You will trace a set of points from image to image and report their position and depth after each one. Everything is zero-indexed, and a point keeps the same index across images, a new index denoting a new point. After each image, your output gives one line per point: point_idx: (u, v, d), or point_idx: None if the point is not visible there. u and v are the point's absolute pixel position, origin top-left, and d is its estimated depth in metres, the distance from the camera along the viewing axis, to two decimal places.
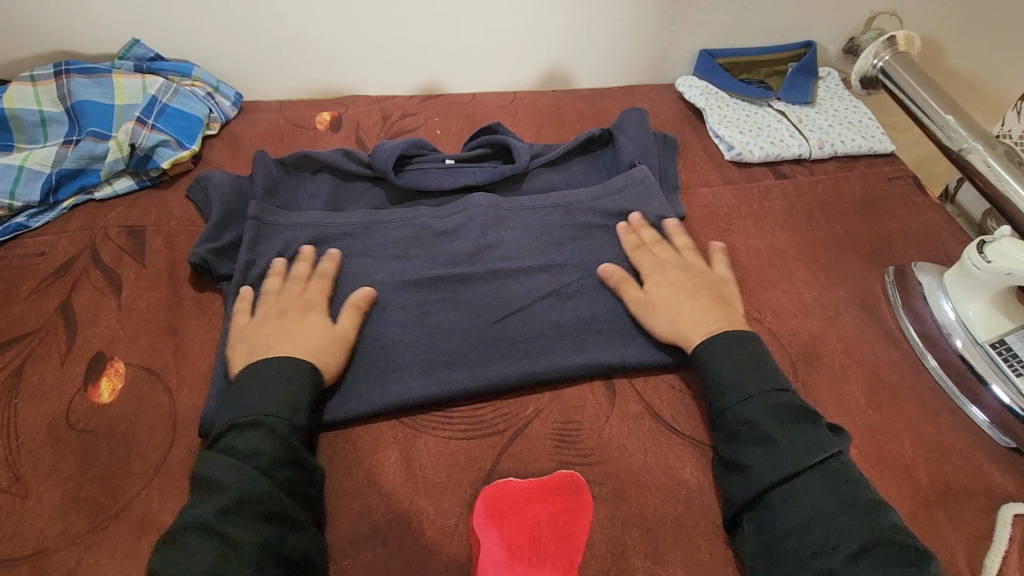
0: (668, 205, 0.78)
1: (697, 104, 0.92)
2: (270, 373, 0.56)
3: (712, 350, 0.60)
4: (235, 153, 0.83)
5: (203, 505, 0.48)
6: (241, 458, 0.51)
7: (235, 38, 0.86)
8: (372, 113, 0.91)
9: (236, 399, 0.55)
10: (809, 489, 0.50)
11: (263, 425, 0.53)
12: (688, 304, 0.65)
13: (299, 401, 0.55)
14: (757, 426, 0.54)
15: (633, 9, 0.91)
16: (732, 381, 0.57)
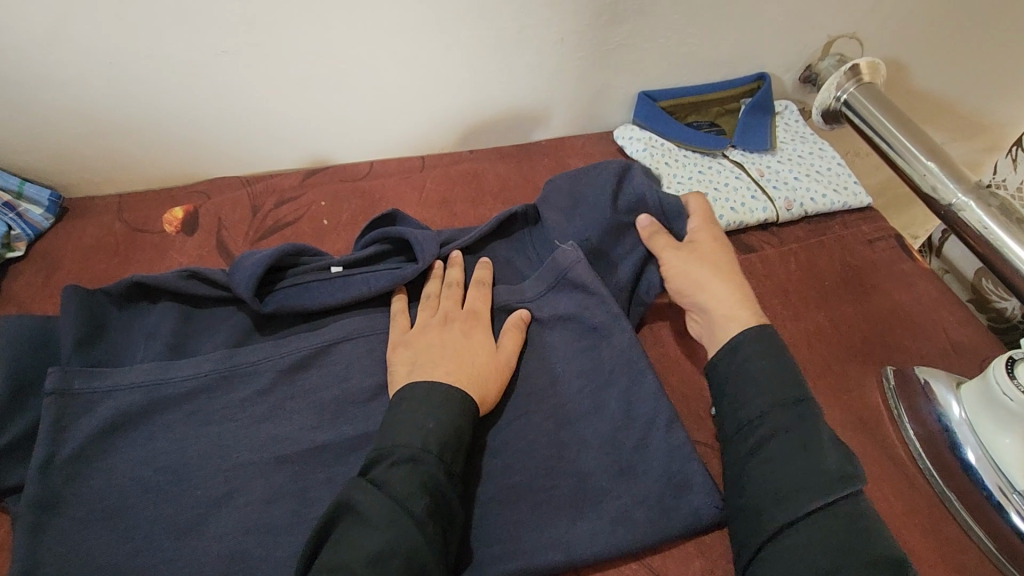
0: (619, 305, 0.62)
1: (640, 161, 0.78)
2: (454, 404, 0.50)
3: (739, 354, 0.53)
4: (48, 282, 0.64)
5: (351, 551, 0.41)
6: (402, 502, 0.44)
7: (37, 126, 0.64)
8: (239, 202, 0.72)
9: (406, 423, 0.48)
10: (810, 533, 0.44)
11: (431, 464, 0.46)
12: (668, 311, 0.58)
13: (462, 439, 0.49)
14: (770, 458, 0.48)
15: (556, 54, 0.74)
16: (755, 396, 0.51)
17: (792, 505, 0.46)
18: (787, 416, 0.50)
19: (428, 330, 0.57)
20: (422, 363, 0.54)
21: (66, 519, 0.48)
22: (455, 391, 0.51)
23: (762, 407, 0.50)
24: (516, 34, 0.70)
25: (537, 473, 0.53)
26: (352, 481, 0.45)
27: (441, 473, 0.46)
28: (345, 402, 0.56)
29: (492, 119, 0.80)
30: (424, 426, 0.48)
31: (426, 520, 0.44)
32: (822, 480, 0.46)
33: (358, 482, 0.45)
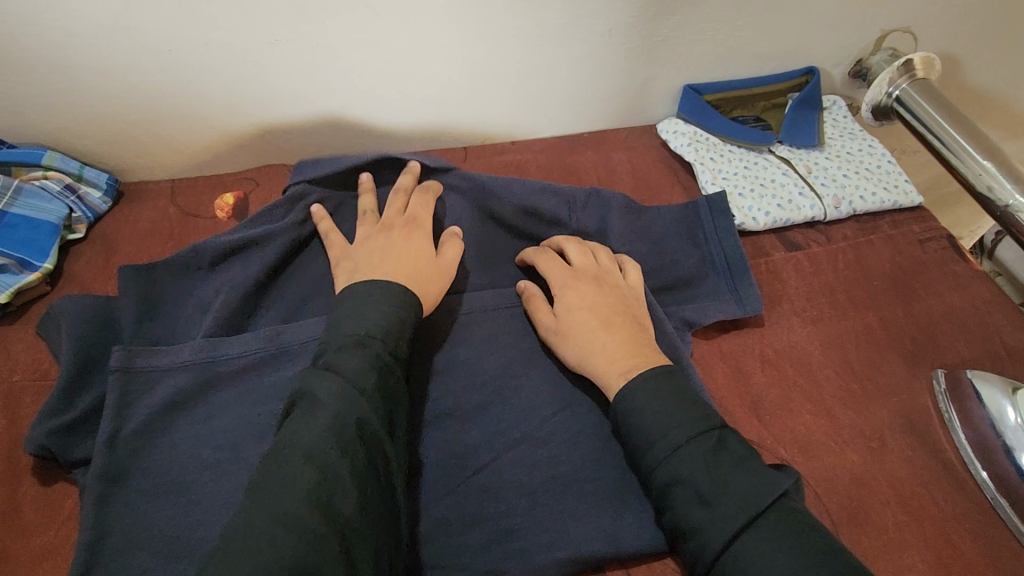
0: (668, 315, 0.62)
1: (684, 155, 0.77)
2: (395, 301, 0.52)
3: (648, 391, 0.50)
4: (108, 263, 0.66)
5: (305, 426, 0.42)
6: (350, 380, 0.45)
7: (98, 113, 0.66)
8: (287, 189, 0.74)
9: (349, 321, 0.50)
10: (761, 544, 0.42)
11: (378, 348, 0.48)
12: (602, 334, 0.56)
13: (405, 329, 0.51)
14: (687, 482, 0.45)
15: (603, 45, 0.74)
16: (657, 430, 0.48)
17: (721, 529, 0.43)
18: (699, 446, 0.46)
19: (371, 238, 0.61)
20: (361, 271, 0.57)
21: (131, 494, 0.50)
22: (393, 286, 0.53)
23: (682, 436, 0.47)
24: (564, 25, 0.70)
25: (581, 463, 0.53)
26: (300, 375, 0.45)
27: (385, 352, 0.48)
28: None
29: (535, 111, 0.80)
30: (370, 319, 0.49)
31: (375, 396, 0.45)
32: (747, 500, 0.44)
33: (305, 375, 0.45)
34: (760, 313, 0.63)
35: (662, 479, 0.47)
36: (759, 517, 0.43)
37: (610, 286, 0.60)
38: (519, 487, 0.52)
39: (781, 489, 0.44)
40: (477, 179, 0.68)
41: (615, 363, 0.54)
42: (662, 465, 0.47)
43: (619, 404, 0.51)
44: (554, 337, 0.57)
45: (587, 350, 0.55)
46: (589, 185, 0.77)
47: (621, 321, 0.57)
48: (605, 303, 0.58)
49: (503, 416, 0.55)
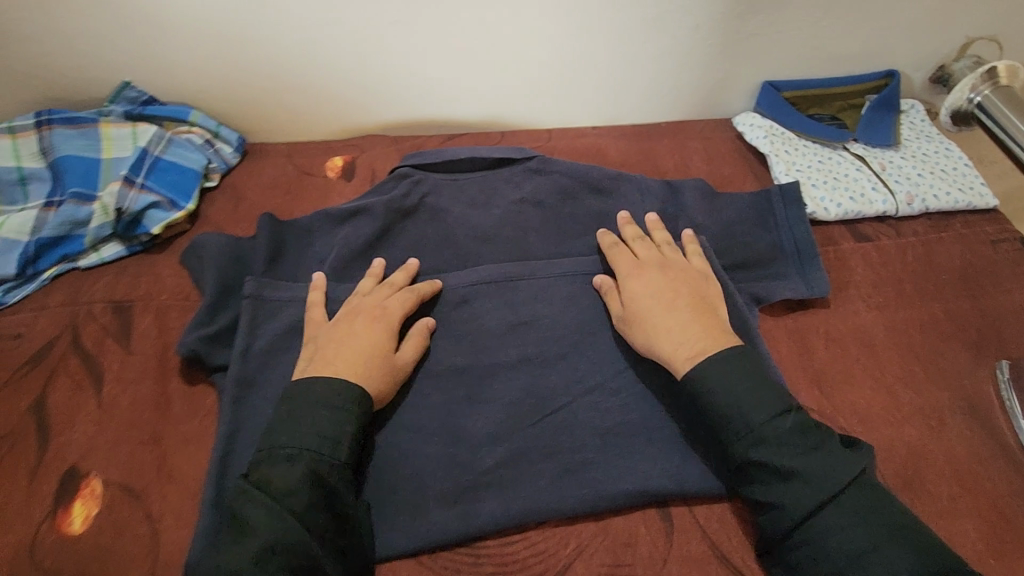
0: (738, 290, 0.66)
1: (760, 147, 0.81)
2: (337, 401, 0.52)
3: (724, 372, 0.52)
4: (237, 210, 0.75)
5: (235, 555, 0.45)
6: (280, 499, 0.47)
7: (235, 79, 0.76)
8: (390, 157, 0.81)
9: (288, 425, 0.51)
10: (842, 512, 0.47)
11: (314, 460, 0.49)
12: (664, 319, 0.57)
13: (345, 431, 0.51)
14: (771, 456, 0.49)
15: (691, 39, 0.78)
16: (739, 410, 0.51)
17: (806, 499, 0.48)
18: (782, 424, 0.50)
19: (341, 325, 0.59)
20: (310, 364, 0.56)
21: (258, 400, 0.58)
22: (345, 387, 0.53)
23: (764, 416, 0.50)
24: (656, 18, 0.75)
25: (651, 412, 0.58)
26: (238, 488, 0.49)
27: (325, 463, 0.49)
28: (483, 332, 0.63)
29: (619, 99, 0.85)
30: (310, 428, 0.50)
31: (308, 511, 0.47)
32: (828, 473, 0.48)
33: (241, 487, 0.48)
34: (826, 294, 0.67)
35: (744, 454, 0.50)
36: (840, 491, 0.48)
37: (674, 273, 0.62)
38: (593, 427, 0.58)
39: (860, 466, 0.49)
40: (560, 165, 0.76)
41: (681, 345, 0.55)
42: (744, 443, 0.50)
43: (689, 382, 0.53)
44: (622, 322, 0.60)
45: (651, 334, 0.57)
46: (667, 170, 0.81)
47: (689, 304, 0.58)
48: (670, 289, 0.60)
49: (580, 365, 0.61)
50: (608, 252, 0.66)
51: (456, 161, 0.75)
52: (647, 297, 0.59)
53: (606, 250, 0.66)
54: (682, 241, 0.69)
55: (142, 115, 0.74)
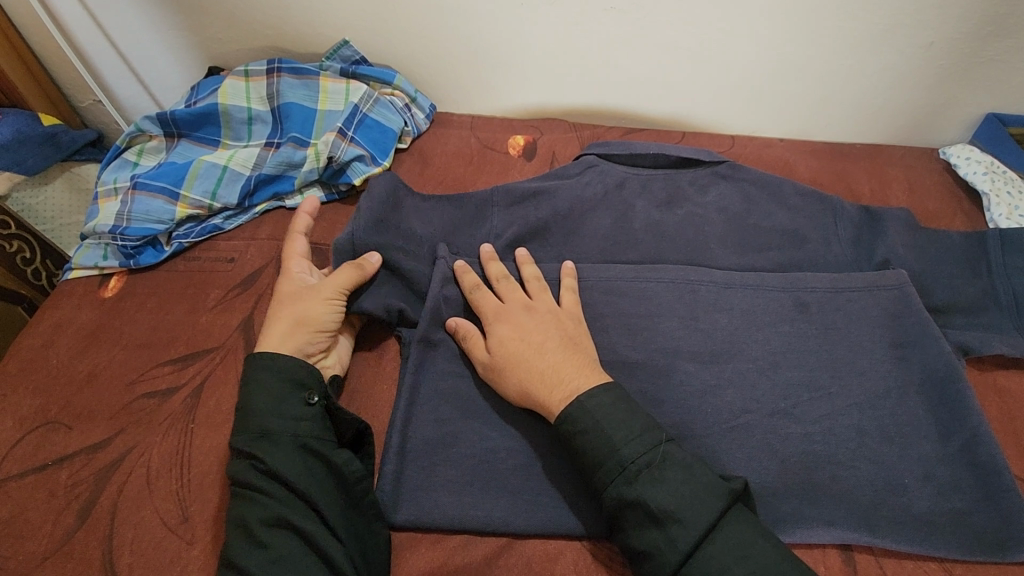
0: (945, 336, 0.61)
1: (976, 183, 0.74)
2: (249, 378, 0.53)
3: (586, 405, 0.50)
4: (424, 173, 0.78)
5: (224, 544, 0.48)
6: (245, 486, 0.48)
7: (440, 47, 0.78)
8: (570, 142, 0.81)
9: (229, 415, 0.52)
10: (725, 558, 0.43)
11: (252, 442, 0.49)
12: (545, 361, 0.54)
13: (256, 401, 0.51)
14: (640, 498, 0.46)
15: (919, 58, 0.72)
16: (618, 443, 0.48)
17: (676, 525, 0.45)
18: (646, 450, 0.48)
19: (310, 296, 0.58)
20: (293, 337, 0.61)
21: (441, 358, 0.59)
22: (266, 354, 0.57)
23: (635, 450, 0.48)
24: (885, 33, 0.70)
25: (838, 448, 0.55)
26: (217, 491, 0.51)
27: (264, 445, 0.49)
28: (664, 331, 0.61)
29: (814, 113, 0.80)
30: (246, 410, 0.51)
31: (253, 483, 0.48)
32: (696, 493, 0.46)
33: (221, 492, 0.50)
34: None
35: (618, 496, 0.47)
36: (715, 529, 0.45)
37: (545, 311, 0.59)
38: (772, 450, 0.55)
39: (725, 499, 0.46)
40: (749, 174, 0.73)
41: (558, 388, 0.53)
42: (617, 482, 0.47)
43: (564, 425, 0.51)
44: (502, 360, 0.55)
45: (527, 379, 0.54)
46: (862, 194, 0.76)
47: (558, 341, 0.56)
48: (541, 329, 0.57)
49: (759, 383, 0.58)
50: (472, 290, 0.61)
51: (642, 155, 0.74)
52: (521, 339, 0.56)
53: (469, 293, 0.61)
54: (874, 281, 0.64)
55: (354, 73, 0.78)
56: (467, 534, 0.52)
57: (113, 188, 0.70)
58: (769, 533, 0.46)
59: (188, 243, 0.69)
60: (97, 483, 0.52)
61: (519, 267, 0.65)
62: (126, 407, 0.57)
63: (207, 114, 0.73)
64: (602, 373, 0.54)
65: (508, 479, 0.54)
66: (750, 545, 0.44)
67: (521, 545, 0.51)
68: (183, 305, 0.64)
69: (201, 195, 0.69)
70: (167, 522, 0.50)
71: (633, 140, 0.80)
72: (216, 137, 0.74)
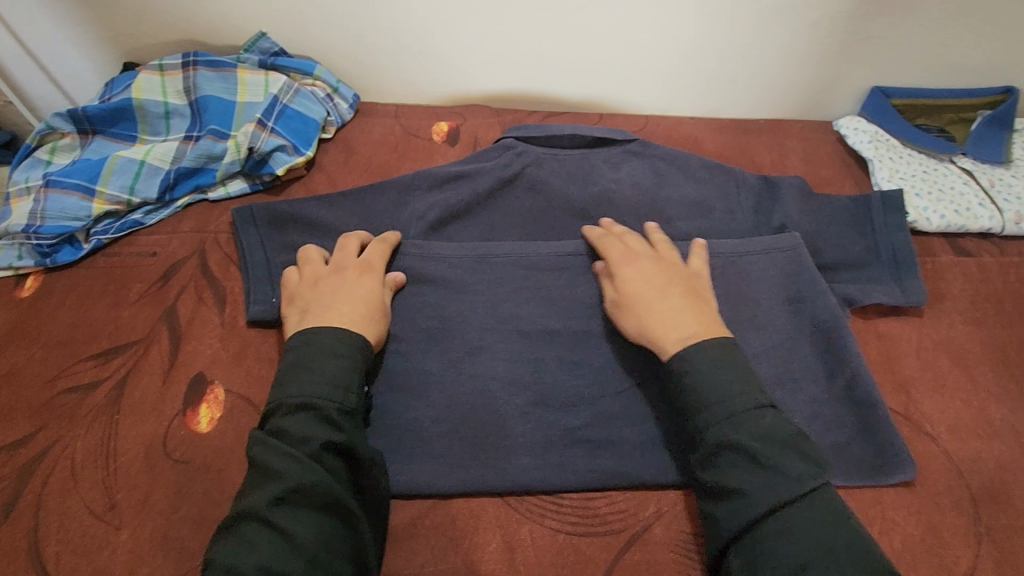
0: (833, 290, 0.66)
1: (862, 151, 0.81)
2: (339, 349, 0.53)
3: (703, 350, 0.53)
4: (349, 162, 0.79)
5: (256, 498, 0.45)
6: (317, 453, 0.47)
7: (359, 37, 0.80)
8: (491, 127, 0.84)
9: (303, 374, 0.51)
10: (794, 519, 0.44)
11: (332, 412, 0.50)
12: (669, 306, 0.58)
13: (347, 377, 0.52)
14: (746, 445, 0.47)
15: (807, 36, 0.78)
16: (729, 393, 0.50)
17: (766, 479, 0.46)
18: (755, 407, 0.49)
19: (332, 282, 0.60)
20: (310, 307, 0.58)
21: None
22: (348, 335, 0.55)
23: (744, 403, 0.49)
24: (774, 14, 0.75)
25: None
26: (257, 440, 0.48)
27: (347, 421, 0.50)
28: (579, 298, 0.65)
29: (721, 92, 0.86)
30: (333, 380, 0.51)
31: (324, 451, 0.48)
32: (786, 447, 0.47)
33: (264, 443, 0.48)
34: (922, 304, 0.66)
35: (719, 438, 0.48)
36: (784, 492, 0.45)
37: (675, 267, 0.63)
38: None
39: (815, 477, 0.46)
40: (659, 151, 0.77)
41: (674, 327, 0.56)
42: (719, 425, 0.49)
43: (675, 363, 0.53)
44: (630, 303, 0.59)
45: (645, 319, 0.58)
46: (764, 165, 0.81)
47: (683, 288, 0.60)
48: (669, 278, 0.61)
49: None
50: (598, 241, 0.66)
51: (558, 137, 0.77)
52: (656, 289, 0.59)
53: (595, 241, 0.66)
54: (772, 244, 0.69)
55: (274, 65, 0.79)
56: (394, 500, 0.54)
57: (25, 187, 0.69)
58: (849, 513, 0.45)
59: (107, 239, 0.68)
60: (19, 478, 0.53)
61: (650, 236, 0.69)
62: (47, 404, 0.57)
63: (121, 109, 0.72)
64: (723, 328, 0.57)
65: (433, 445, 0.56)
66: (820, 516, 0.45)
67: (444, 506, 0.54)
68: (104, 301, 0.64)
69: (119, 190, 0.69)
70: (93, 510, 0.51)
71: (552, 123, 0.83)
72: (133, 132, 0.74)
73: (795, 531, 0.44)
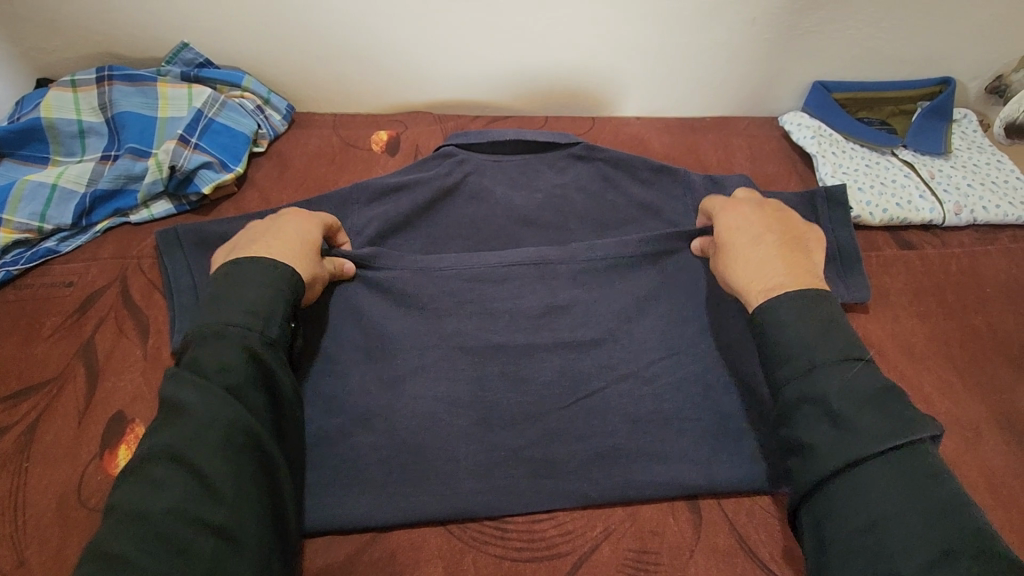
0: None
1: (806, 147, 0.81)
2: (262, 280, 0.51)
3: (787, 303, 0.50)
4: (283, 176, 0.76)
5: (169, 435, 0.43)
6: (235, 386, 0.46)
7: (290, 45, 0.76)
8: (434, 134, 0.81)
9: (222, 306, 0.49)
10: (878, 477, 0.42)
11: (254, 344, 0.48)
12: (756, 252, 0.55)
13: (271, 309, 0.50)
14: (821, 399, 0.45)
15: (747, 32, 0.77)
16: (801, 346, 0.48)
17: (839, 441, 0.44)
18: (855, 369, 0.46)
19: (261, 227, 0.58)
20: (239, 245, 0.56)
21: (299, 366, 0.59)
22: (271, 263, 0.52)
23: (827, 355, 0.47)
24: (714, 10, 0.74)
25: (684, 404, 0.58)
26: (170, 373, 0.46)
27: (268, 354, 0.49)
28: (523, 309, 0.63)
29: (667, 90, 0.84)
30: (256, 312, 0.49)
31: (243, 385, 0.46)
32: (870, 405, 0.44)
33: (180, 378, 0.45)
34: (866, 301, 0.66)
35: (796, 394, 0.47)
36: (884, 455, 0.42)
37: (776, 214, 0.58)
38: (625, 414, 0.58)
39: (916, 433, 0.43)
40: (605, 153, 0.75)
41: (759, 278, 0.53)
42: (797, 380, 0.47)
43: (760, 312, 0.51)
44: (720, 255, 0.57)
45: (734, 267, 0.55)
46: (711, 164, 0.81)
47: (779, 238, 0.56)
48: (762, 225, 0.57)
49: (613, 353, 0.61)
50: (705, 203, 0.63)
51: (500, 142, 0.75)
52: (741, 232, 0.57)
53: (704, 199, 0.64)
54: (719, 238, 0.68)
55: (198, 77, 0.75)
56: (330, 535, 0.52)
57: None
58: (946, 473, 0.42)
59: (18, 270, 0.64)
60: None
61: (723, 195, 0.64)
62: None
63: (29, 130, 0.68)
64: (822, 282, 0.53)
65: (375, 476, 0.54)
66: (901, 482, 0.42)
67: (383, 539, 0.51)
68: (15, 338, 0.60)
69: (29, 217, 0.65)
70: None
71: (495, 128, 0.81)
72: (45, 153, 0.69)
73: (872, 489, 0.42)
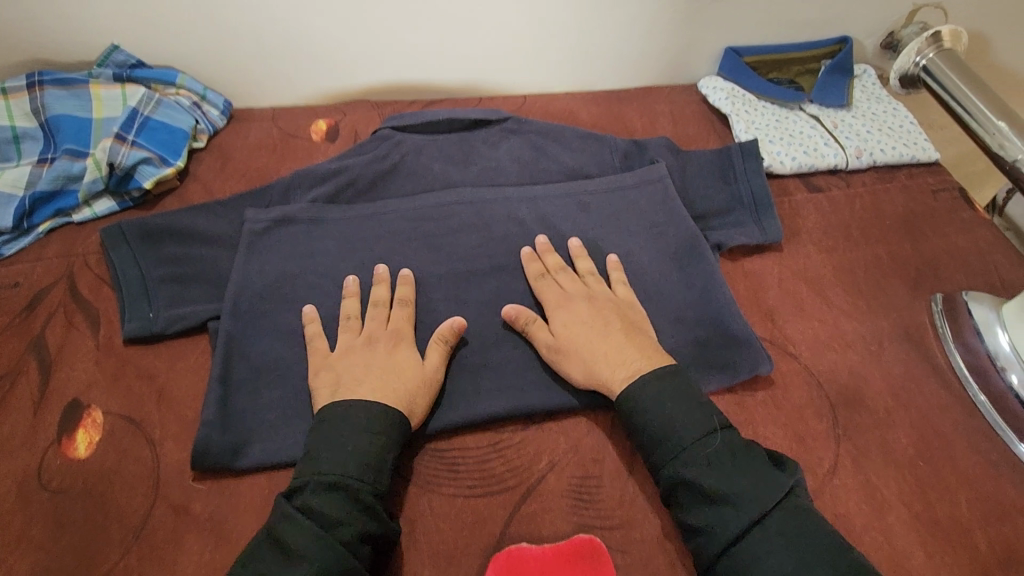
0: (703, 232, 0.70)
1: (721, 108, 0.87)
2: (373, 425, 0.51)
3: (648, 385, 0.53)
4: (225, 167, 0.78)
5: None
6: (343, 543, 0.45)
7: (221, 42, 0.78)
8: (372, 119, 0.84)
9: (330, 453, 0.50)
10: (777, 528, 0.46)
11: (362, 495, 0.48)
12: (602, 347, 0.57)
13: (383, 458, 0.50)
14: (695, 479, 0.49)
15: (658, 5, 0.83)
16: (667, 425, 0.51)
17: (734, 513, 0.47)
18: (713, 439, 0.51)
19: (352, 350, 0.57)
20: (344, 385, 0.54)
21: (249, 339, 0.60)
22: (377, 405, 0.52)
23: (695, 432, 0.51)
24: None
25: None
26: (281, 513, 0.47)
27: (375, 504, 0.48)
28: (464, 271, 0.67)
29: (592, 65, 0.89)
30: (364, 457, 0.49)
31: (354, 540, 0.46)
32: (749, 474, 0.49)
33: (290, 522, 0.46)
34: (779, 241, 0.72)
35: (671, 476, 0.50)
36: (768, 512, 0.47)
37: (603, 301, 0.61)
38: None
39: (787, 483, 0.48)
40: (533, 125, 0.80)
41: (620, 364, 0.56)
42: (671, 463, 0.50)
43: (626, 403, 0.53)
44: (559, 357, 0.58)
45: (589, 364, 0.57)
46: (636, 130, 0.86)
47: (618, 323, 0.59)
48: (600, 316, 0.60)
49: None
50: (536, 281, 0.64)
51: (435, 122, 0.78)
52: (583, 325, 0.59)
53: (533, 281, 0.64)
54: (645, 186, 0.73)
55: (131, 78, 0.76)
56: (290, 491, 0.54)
57: None
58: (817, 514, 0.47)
59: None
60: None
61: (575, 260, 0.66)
62: None
63: None
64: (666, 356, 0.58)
65: None
66: (794, 532, 0.46)
67: None
68: None
69: None
70: None
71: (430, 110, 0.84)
72: None
73: (773, 551, 0.45)
